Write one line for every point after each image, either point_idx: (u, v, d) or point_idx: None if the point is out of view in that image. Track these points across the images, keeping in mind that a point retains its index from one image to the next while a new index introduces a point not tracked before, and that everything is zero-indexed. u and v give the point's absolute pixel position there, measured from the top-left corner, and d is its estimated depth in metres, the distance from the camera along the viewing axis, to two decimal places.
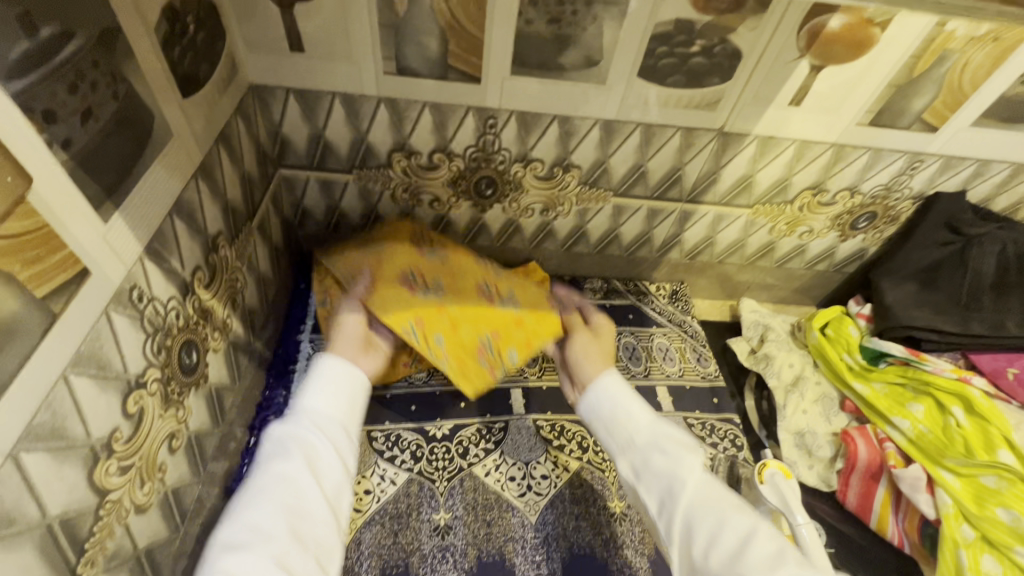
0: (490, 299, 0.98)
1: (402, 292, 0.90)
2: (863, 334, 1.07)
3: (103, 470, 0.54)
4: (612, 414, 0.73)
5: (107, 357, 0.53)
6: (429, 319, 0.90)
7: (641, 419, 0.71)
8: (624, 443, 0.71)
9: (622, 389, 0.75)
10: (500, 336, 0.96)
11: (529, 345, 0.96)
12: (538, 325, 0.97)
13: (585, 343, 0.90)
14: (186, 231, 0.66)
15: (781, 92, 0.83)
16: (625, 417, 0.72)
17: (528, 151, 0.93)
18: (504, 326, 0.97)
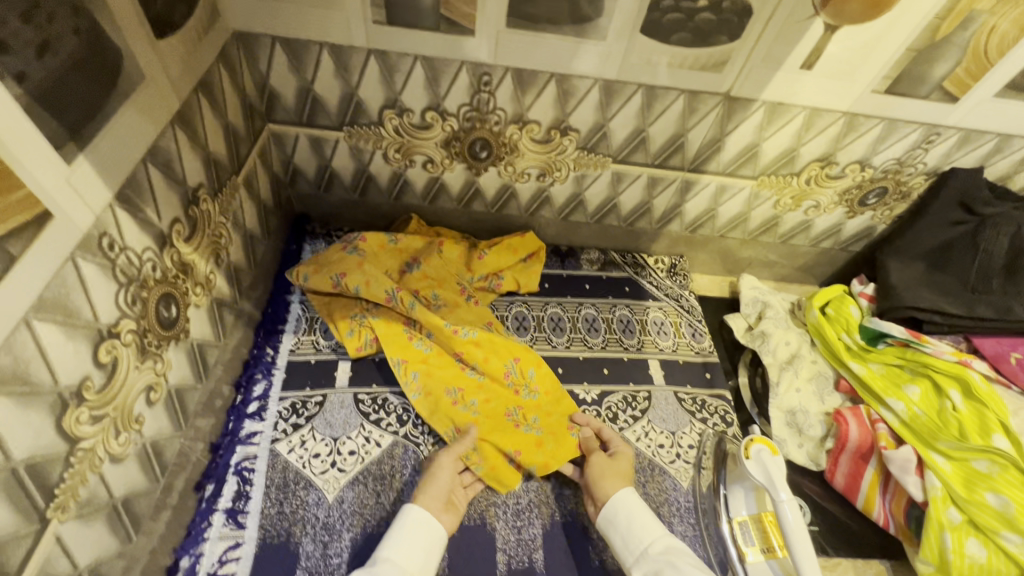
0: (521, 415, 0.95)
1: (442, 403, 0.93)
2: (864, 314, 1.04)
3: (73, 418, 0.53)
4: (629, 529, 0.79)
5: (74, 305, 0.52)
6: (465, 428, 0.92)
7: (653, 537, 0.77)
8: (639, 554, 0.76)
9: (640, 510, 0.80)
10: (523, 448, 0.90)
11: (551, 463, 0.90)
12: (560, 412, 0.97)
13: (605, 467, 0.87)
14: (162, 181, 0.64)
15: (793, 54, 0.79)
16: (638, 527, 0.78)
17: (524, 112, 0.89)
18: (528, 414, 0.95)
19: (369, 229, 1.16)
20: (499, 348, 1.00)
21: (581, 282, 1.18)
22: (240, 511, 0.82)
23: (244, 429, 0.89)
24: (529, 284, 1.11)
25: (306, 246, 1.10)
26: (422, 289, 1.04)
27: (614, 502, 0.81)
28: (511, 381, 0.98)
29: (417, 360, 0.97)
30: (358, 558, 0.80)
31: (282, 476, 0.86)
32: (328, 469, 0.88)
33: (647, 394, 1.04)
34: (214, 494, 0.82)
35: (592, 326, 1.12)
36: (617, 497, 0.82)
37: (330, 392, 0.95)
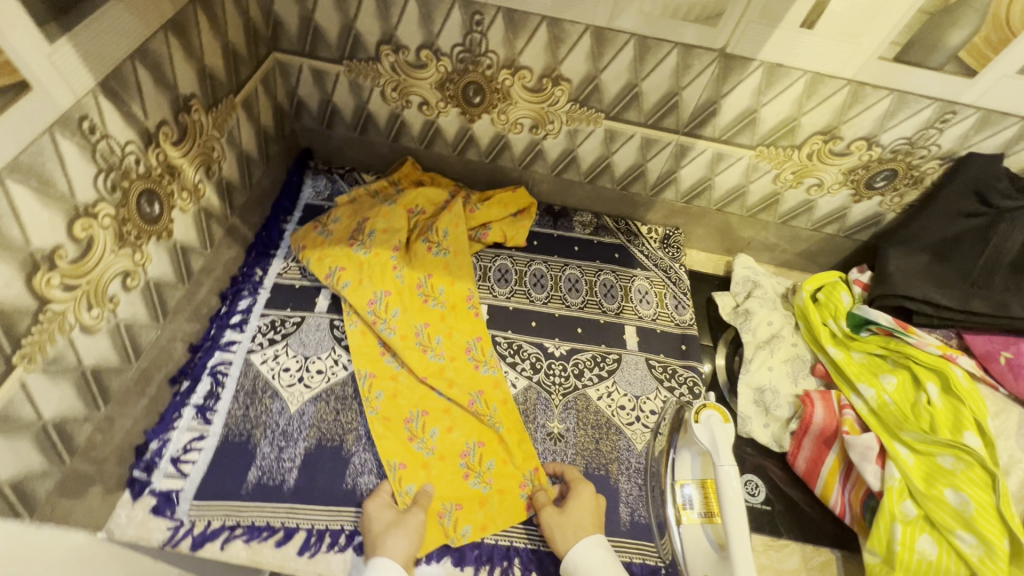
0: (472, 464, 0.88)
1: (390, 439, 0.89)
2: (854, 301, 0.99)
3: (44, 279, 0.59)
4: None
5: (50, 176, 0.57)
6: (408, 470, 0.86)
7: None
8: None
9: (602, 559, 0.74)
10: (465, 503, 0.85)
11: (487, 525, 0.83)
12: (518, 460, 0.89)
13: (560, 516, 0.80)
14: (151, 81, 0.69)
15: (792, 10, 0.75)
16: None
17: (516, 57, 0.89)
18: (485, 457, 0.89)
19: (369, 170, 1.19)
20: (466, 374, 0.96)
21: (570, 244, 1.17)
22: (209, 409, 0.88)
23: (225, 336, 0.95)
24: (516, 237, 1.12)
25: (307, 180, 1.15)
26: (434, 276, 1.04)
27: (574, 554, 0.74)
28: (475, 410, 0.92)
29: (385, 376, 0.95)
30: (309, 467, 0.85)
31: (252, 383, 0.91)
32: (295, 383, 0.93)
33: (617, 356, 1.04)
34: (188, 390, 0.89)
35: (573, 287, 1.12)
36: (577, 545, 0.75)
37: (308, 315, 1.00)
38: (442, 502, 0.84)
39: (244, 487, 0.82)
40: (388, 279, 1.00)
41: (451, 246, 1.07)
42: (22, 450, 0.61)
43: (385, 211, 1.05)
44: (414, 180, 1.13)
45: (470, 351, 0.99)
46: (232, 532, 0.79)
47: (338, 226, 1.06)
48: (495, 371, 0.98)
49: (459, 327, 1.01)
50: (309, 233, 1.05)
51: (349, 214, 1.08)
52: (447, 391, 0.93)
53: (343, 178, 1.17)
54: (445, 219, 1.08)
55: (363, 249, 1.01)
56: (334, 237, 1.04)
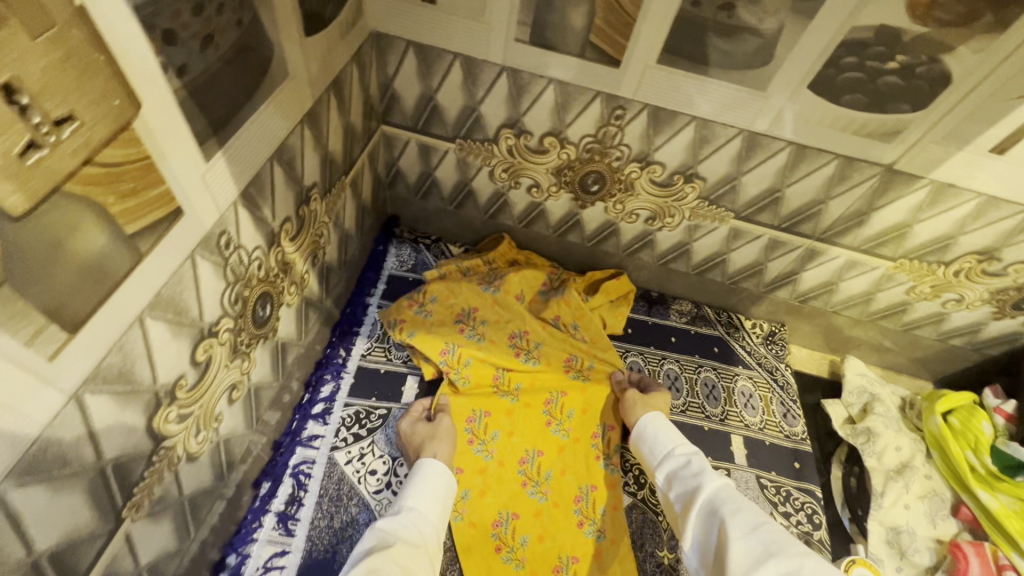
0: None
1: (476, 543, 0.80)
2: (997, 434, 0.91)
3: (163, 417, 0.51)
4: (656, 438, 0.81)
5: (185, 302, 0.50)
6: None
7: (674, 446, 0.78)
8: (663, 456, 0.78)
9: (665, 427, 0.82)
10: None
11: None
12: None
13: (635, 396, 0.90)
14: (284, 178, 0.62)
15: (983, 135, 0.68)
16: (665, 436, 0.80)
17: (651, 152, 0.82)
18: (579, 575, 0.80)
19: (456, 241, 1.13)
20: (571, 470, 0.88)
21: (666, 334, 1.09)
22: (291, 517, 0.79)
23: (306, 430, 0.87)
24: (614, 326, 1.04)
25: (392, 249, 1.09)
26: (547, 355, 0.96)
27: (642, 420, 0.84)
28: (579, 510, 0.85)
29: (474, 470, 0.86)
30: None
31: (336, 488, 0.83)
32: (383, 489, 0.84)
33: (726, 473, 0.94)
34: (269, 494, 0.81)
35: (674, 385, 1.03)
36: (645, 415, 0.85)
37: (395, 407, 0.92)
38: None
39: None
40: (508, 362, 0.94)
41: (587, 335, 1.00)
42: None
43: (489, 301, 0.99)
44: (510, 259, 1.06)
45: (598, 437, 0.92)
46: None
47: (439, 307, 0.98)
48: (616, 471, 0.89)
49: (566, 423, 0.92)
50: (404, 309, 0.98)
51: (446, 292, 0.99)
52: (557, 481, 0.87)
53: (428, 249, 1.10)
54: (560, 306, 1.00)
55: (478, 337, 0.95)
56: (435, 320, 0.97)
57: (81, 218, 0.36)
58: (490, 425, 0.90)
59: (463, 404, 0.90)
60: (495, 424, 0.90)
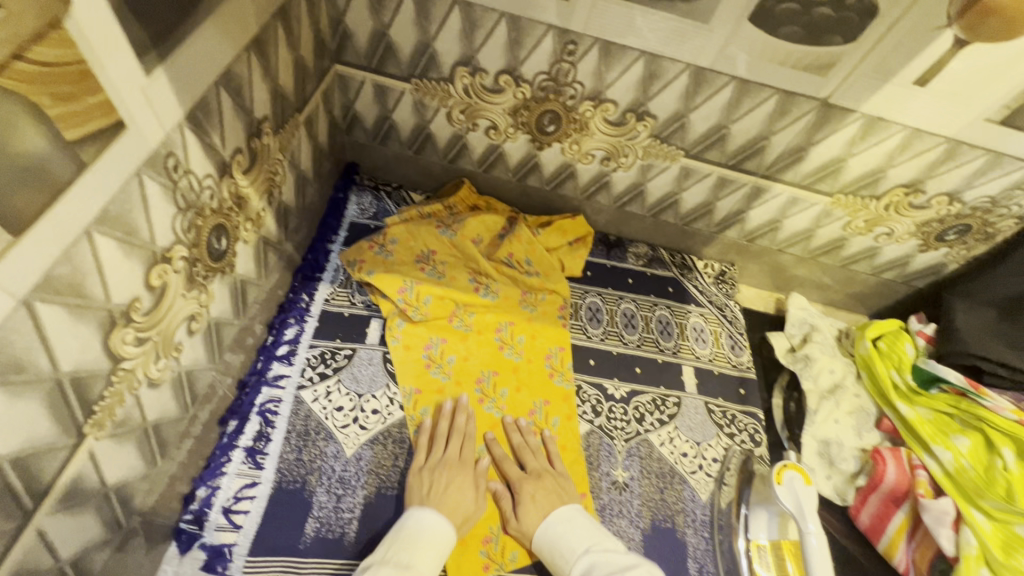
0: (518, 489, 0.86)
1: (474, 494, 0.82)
2: (919, 354, 0.99)
3: (119, 337, 0.52)
4: (567, 535, 0.75)
5: (134, 222, 0.50)
6: None
7: (588, 540, 0.74)
8: (568, 550, 0.74)
9: (578, 522, 0.77)
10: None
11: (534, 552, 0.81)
12: None
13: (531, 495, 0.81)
14: (232, 107, 0.62)
15: (909, 67, 0.72)
16: (560, 529, 0.76)
17: (603, 90, 0.84)
18: None
19: (417, 188, 1.13)
20: (525, 388, 0.95)
21: (623, 275, 1.13)
22: (259, 452, 0.82)
23: (272, 370, 0.88)
24: (573, 268, 1.07)
25: (353, 196, 1.08)
26: (500, 285, 1.01)
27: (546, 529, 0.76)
28: (533, 420, 0.92)
29: (432, 390, 0.92)
30: (369, 518, 0.80)
31: (304, 424, 0.85)
32: (350, 424, 0.87)
33: (677, 400, 1.01)
34: (237, 431, 0.82)
35: (630, 322, 1.08)
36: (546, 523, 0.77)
37: (360, 347, 0.94)
38: (490, 525, 0.82)
39: (303, 541, 0.77)
40: (465, 294, 0.98)
41: (539, 270, 1.04)
42: (84, 523, 0.55)
43: (447, 244, 1.02)
44: (470, 204, 1.07)
45: (550, 359, 0.99)
46: None
47: (399, 249, 1.00)
48: (569, 385, 0.97)
49: (517, 347, 0.98)
50: (365, 250, 0.99)
51: (406, 235, 1.01)
52: (512, 397, 0.94)
53: (390, 196, 1.10)
54: (512, 243, 1.04)
55: (437, 275, 0.99)
56: (396, 259, 0.99)
57: (15, 114, 0.36)
58: (447, 350, 0.95)
59: (420, 333, 0.95)
60: (451, 348, 0.95)
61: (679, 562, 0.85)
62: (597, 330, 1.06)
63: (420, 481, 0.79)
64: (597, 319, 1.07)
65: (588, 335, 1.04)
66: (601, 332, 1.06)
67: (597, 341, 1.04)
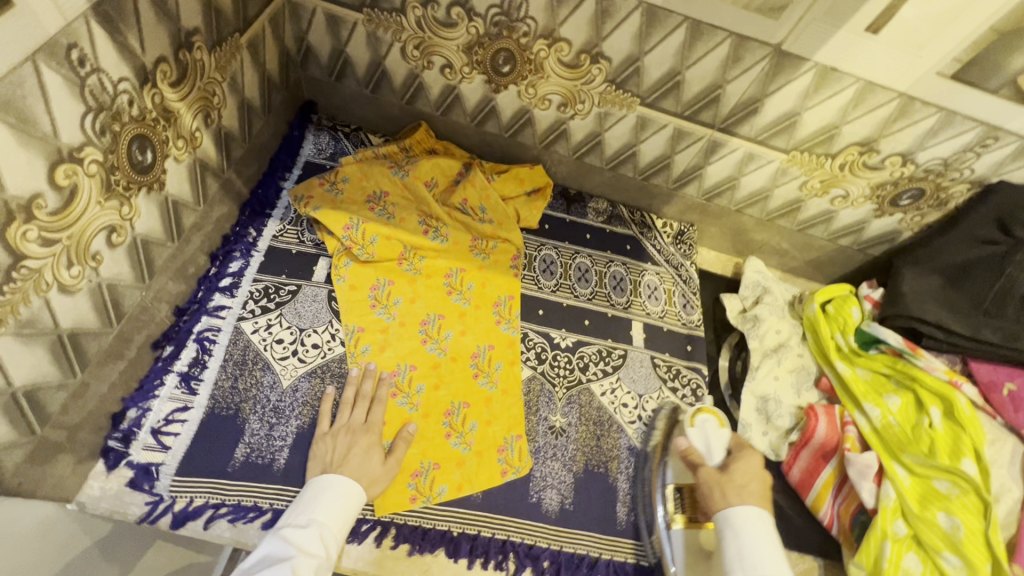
0: (453, 429, 0.86)
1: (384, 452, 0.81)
2: (864, 317, 0.99)
3: (20, 232, 0.51)
4: (748, 547, 0.62)
5: (31, 111, 0.49)
6: (391, 422, 0.85)
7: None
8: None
9: (767, 538, 0.63)
10: (444, 462, 0.83)
11: (463, 487, 0.82)
12: (501, 426, 0.89)
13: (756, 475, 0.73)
14: (152, 10, 0.60)
15: (860, 12, 0.70)
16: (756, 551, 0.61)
17: (556, 28, 0.82)
18: (469, 417, 0.88)
19: (376, 132, 1.11)
20: (470, 332, 0.95)
21: (582, 231, 1.12)
22: (194, 377, 0.82)
23: (213, 301, 0.88)
24: (529, 219, 1.06)
25: (309, 135, 1.06)
26: (452, 229, 1.01)
27: (728, 517, 0.66)
28: (474, 364, 0.93)
29: (376, 328, 0.92)
30: (300, 446, 0.81)
31: (242, 353, 0.85)
32: (289, 356, 0.87)
33: (623, 353, 1.01)
34: (172, 356, 0.82)
35: (583, 276, 1.07)
36: (734, 511, 0.66)
37: (305, 284, 0.93)
38: (421, 460, 0.83)
39: (231, 464, 0.77)
40: (415, 237, 0.97)
41: (493, 217, 1.03)
42: None
43: (400, 186, 1.01)
44: (427, 148, 1.06)
45: (498, 306, 0.99)
46: (216, 510, 0.75)
47: (351, 188, 0.99)
48: (515, 332, 0.97)
49: (466, 293, 0.98)
50: (315, 187, 0.98)
51: (359, 174, 1.00)
52: (456, 340, 0.94)
53: (347, 137, 1.08)
54: (466, 189, 1.02)
55: (388, 216, 0.98)
56: (346, 198, 0.98)
57: None
58: (393, 292, 0.95)
59: (367, 273, 0.95)
60: (397, 289, 0.95)
61: (608, 503, 0.87)
62: (549, 282, 1.05)
63: (325, 446, 0.78)
64: (550, 271, 1.06)
65: (540, 286, 1.04)
66: (554, 285, 1.05)
67: (548, 292, 1.03)
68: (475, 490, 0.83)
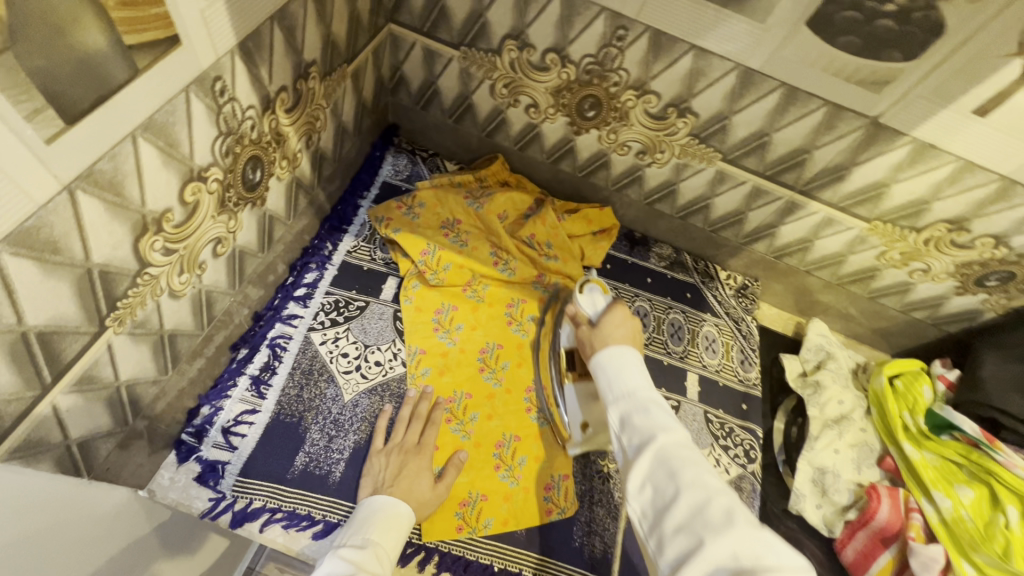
0: (502, 461, 0.87)
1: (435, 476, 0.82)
2: (936, 399, 0.95)
3: (148, 243, 0.55)
4: (615, 371, 0.66)
5: (176, 136, 0.53)
6: (444, 448, 0.86)
7: (634, 382, 0.64)
8: (617, 393, 0.64)
9: (632, 360, 0.67)
10: (491, 495, 0.84)
11: (507, 522, 0.83)
12: (550, 464, 0.88)
13: (618, 324, 0.75)
14: (283, 46, 0.65)
15: (969, 94, 0.69)
16: (624, 371, 0.65)
17: (648, 80, 0.84)
18: (519, 452, 0.88)
19: (452, 158, 1.15)
20: (527, 365, 0.96)
21: (643, 274, 1.11)
22: (264, 382, 0.85)
23: (287, 309, 0.92)
24: (593, 258, 1.07)
25: (389, 156, 1.11)
26: (519, 260, 1.02)
27: (596, 357, 0.69)
28: (528, 398, 0.93)
29: (437, 352, 0.94)
30: (356, 462, 0.83)
31: (309, 363, 0.88)
32: (353, 371, 0.90)
33: (676, 404, 0.99)
34: (246, 359, 0.86)
35: (641, 321, 1.06)
36: (603, 351, 0.69)
37: (372, 302, 0.96)
38: (469, 490, 0.83)
39: (290, 471, 0.80)
40: (481, 265, 0.99)
41: (559, 254, 1.04)
42: (94, 409, 0.60)
43: (472, 216, 1.03)
44: (500, 180, 1.08)
45: None
46: (272, 515, 0.77)
47: (426, 213, 1.03)
48: None
49: (526, 325, 0.99)
50: (392, 209, 1.02)
51: (434, 200, 1.04)
52: (512, 372, 0.94)
53: (424, 162, 1.12)
54: (536, 225, 1.04)
55: (460, 244, 1.00)
56: (420, 222, 1.01)
57: (81, 13, 0.39)
58: (456, 318, 0.97)
59: (433, 297, 0.97)
60: (460, 315, 0.97)
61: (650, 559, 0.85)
62: None
63: (381, 465, 0.80)
64: None
65: None
66: None
67: None
68: (520, 527, 0.83)
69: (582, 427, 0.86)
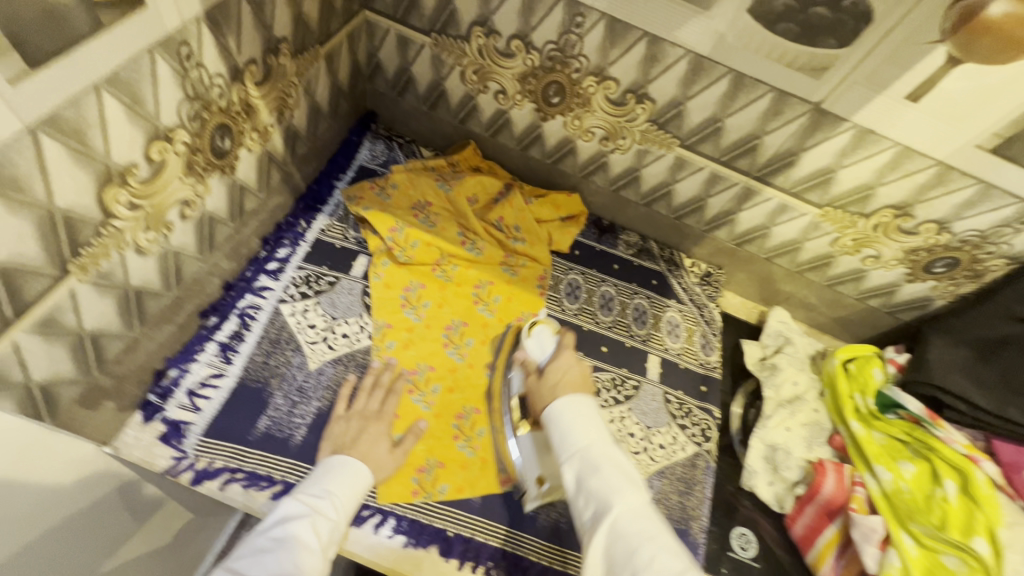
0: (461, 432, 0.89)
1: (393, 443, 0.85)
2: (886, 381, 0.98)
3: (113, 195, 0.58)
4: (570, 426, 0.69)
5: (141, 94, 0.57)
6: (404, 417, 0.88)
7: (590, 439, 0.68)
8: (572, 451, 0.67)
9: (586, 414, 0.70)
10: (448, 463, 0.86)
11: (463, 490, 0.85)
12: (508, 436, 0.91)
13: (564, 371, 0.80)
14: (251, 19, 0.69)
15: (900, 81, 0.73)
16: (580, 427, 0.69)
17: (606, 67, 0.88)
18: (478, 424, 0.91)
19: (428, 146, 1.19)
20: (490, 342, 0.99)
21: (610, 260, 1.15)
22: (231, 348, 0.88)
23: (259, 281, 0.95)
24: (560, 242, 1.10)
25: (366, 142, 1.15)
26: (487, 242, 1.06)
27: (554, 410, 0.72)
28: (489, 373, 0.96)
29: (403, 327, 0.97)
30: (318, 427, 0.85)
31: (277, 333, 0.91)
32: (319, 341, 0.93)
33: (637, 383, 1.01)
34: (215, 326, 0.88)
35: (606, 304, 1.09)
36: (557, 402, 0.73)
37: (342, 277, 1.00)
38: (426, 457, 0.86)
39: (253, 433, 0.83)
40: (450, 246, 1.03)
41: (526, 238, 1.08)
42: (57, 354, 0.63)
43: (443, 198, 1.07)
44: (472, 165, 1.13)
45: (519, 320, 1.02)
46: (232, 475, 0.79)
47: (398, 194, 1.06)
48: None
49: (492, 305, 1.02)
50: (366, 189, 1.06)
51: (407, 182, 1.07)
52: (475, 349, 0.97)
53: (401, 148, 1.16)
54: (504, 208, 1.08)
55: (429, 223, 1.04)
56: (392, 202, 1.05)
57: None
58: (423, 295, 1.00)
59: (402, 274, 1.00)
60: (427, 293, 1.00)
61: None
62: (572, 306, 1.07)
63: (341, 427, 0.82)
64: (574, 295, 1.08)
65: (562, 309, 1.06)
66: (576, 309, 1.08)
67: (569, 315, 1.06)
68: (475, 495, 0.85)
69: (538, 482, 0.84)
